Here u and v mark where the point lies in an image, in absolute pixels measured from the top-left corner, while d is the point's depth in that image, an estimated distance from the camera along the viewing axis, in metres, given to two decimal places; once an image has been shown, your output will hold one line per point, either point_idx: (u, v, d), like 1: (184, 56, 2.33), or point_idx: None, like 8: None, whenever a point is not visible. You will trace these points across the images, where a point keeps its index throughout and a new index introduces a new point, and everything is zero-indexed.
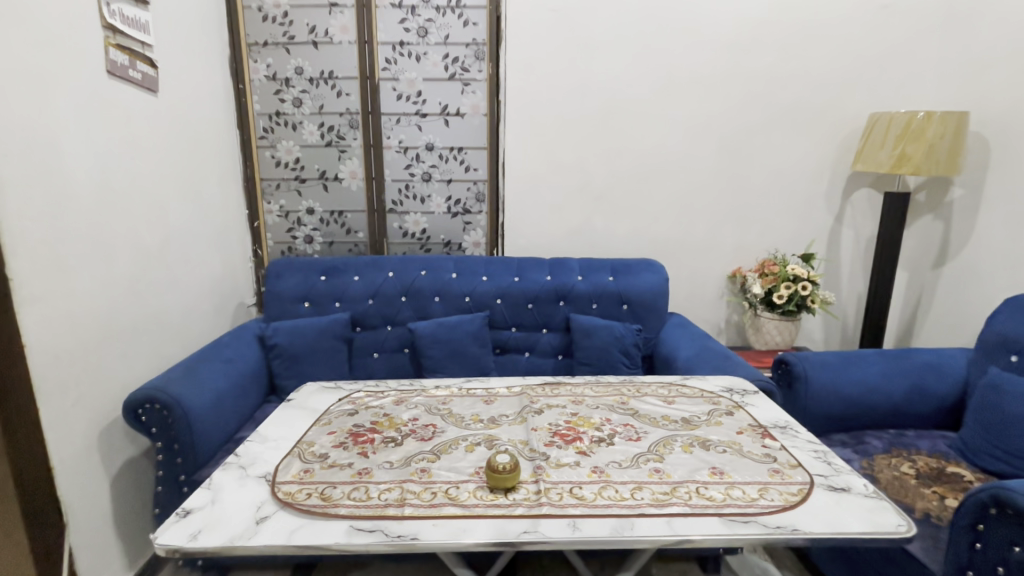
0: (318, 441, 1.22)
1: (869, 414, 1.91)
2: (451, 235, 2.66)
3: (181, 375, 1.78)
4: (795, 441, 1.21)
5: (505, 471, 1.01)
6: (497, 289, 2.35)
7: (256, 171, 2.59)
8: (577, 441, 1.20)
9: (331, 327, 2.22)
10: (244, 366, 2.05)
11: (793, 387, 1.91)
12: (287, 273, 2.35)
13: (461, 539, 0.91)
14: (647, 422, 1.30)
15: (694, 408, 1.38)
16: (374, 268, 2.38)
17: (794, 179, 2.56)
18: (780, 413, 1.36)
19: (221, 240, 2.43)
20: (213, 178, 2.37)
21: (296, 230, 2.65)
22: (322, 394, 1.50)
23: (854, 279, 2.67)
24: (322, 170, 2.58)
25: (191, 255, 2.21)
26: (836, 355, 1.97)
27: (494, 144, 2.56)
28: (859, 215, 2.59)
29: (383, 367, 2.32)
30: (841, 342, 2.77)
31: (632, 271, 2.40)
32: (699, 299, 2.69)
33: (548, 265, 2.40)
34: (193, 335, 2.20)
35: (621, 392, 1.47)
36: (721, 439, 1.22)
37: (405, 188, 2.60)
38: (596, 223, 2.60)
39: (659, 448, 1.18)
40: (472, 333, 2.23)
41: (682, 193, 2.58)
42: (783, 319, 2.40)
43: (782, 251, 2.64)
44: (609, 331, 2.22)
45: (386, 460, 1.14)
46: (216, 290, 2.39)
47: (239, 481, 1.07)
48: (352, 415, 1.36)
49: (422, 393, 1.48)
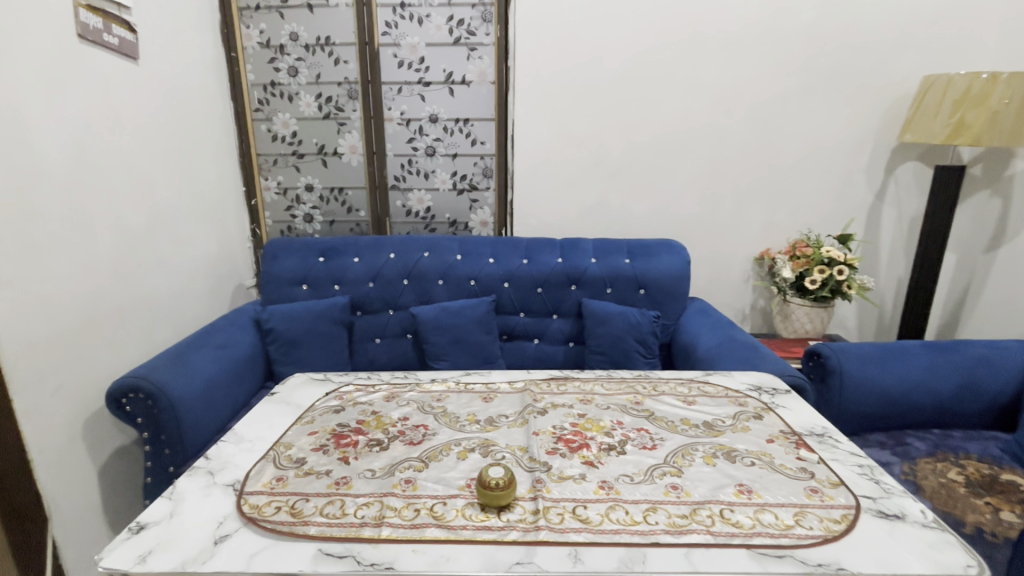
0: (296, 443, 1.11)
1: (911, 413, 1.73)
2: (457, 214, 2.51)
3: (168, 362, 1.69)
4: (835, 453, 1.05)
5: (498, 487, 0.88)
6: (504, 271, 2.20)
7: (253, 146, 2.46)
8: (584, 449, 1.07)
9: (328, 311, 2.10)
10: (239, 352, 1.95)
11: (826, 381, 1.74)
12: (284, 254, 2.24)
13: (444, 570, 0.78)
14: (663, 426, 1.15)
15: (717, 410, 1.23)
16: (375, 249, 2.25)
17: (832, 153, 2.33)
18: (816, 417, 1.20)
19: (215, 218, 2.33)
20: (205, 154, 2.25)
21: (295, 208, 2.53)
22: (309, 387, 1.39)
23: (894, 262, 2.45)
24: (320, 145, 2.44)
25: (183, 236, 2.11)
26: (876, 348, 1.78)
27: (503, 115, 2.38)
28: (903, 192, 2.36)
29: (385, 353, 2.21)
30: (878, 330, 2.56)
31: (651, 252, 2.22)
32: (723, 283, 2.51)
33: (560, 246, 2.25)
34: (187, 319, 2.11)
35: (635, 390, 1.33)
36: (748, 450, 1.06)
37: (409, 163, 2.45)
38: (612, 201, 2.42)
39: (676, 459, 1.03)
40: (477, 319, 2.09)
41: (707, 168, 2.37)
42: (816, 306, 2.20)
43: (815, 231, 2.43)
44: (625, 318, 2.06)
45: (368, 468, 1.02)
46: (211, 271, 2.29)
47: (203, 490, 0.96)
48: (337, 413, 1.24)
49: (415, 388, 1.35)
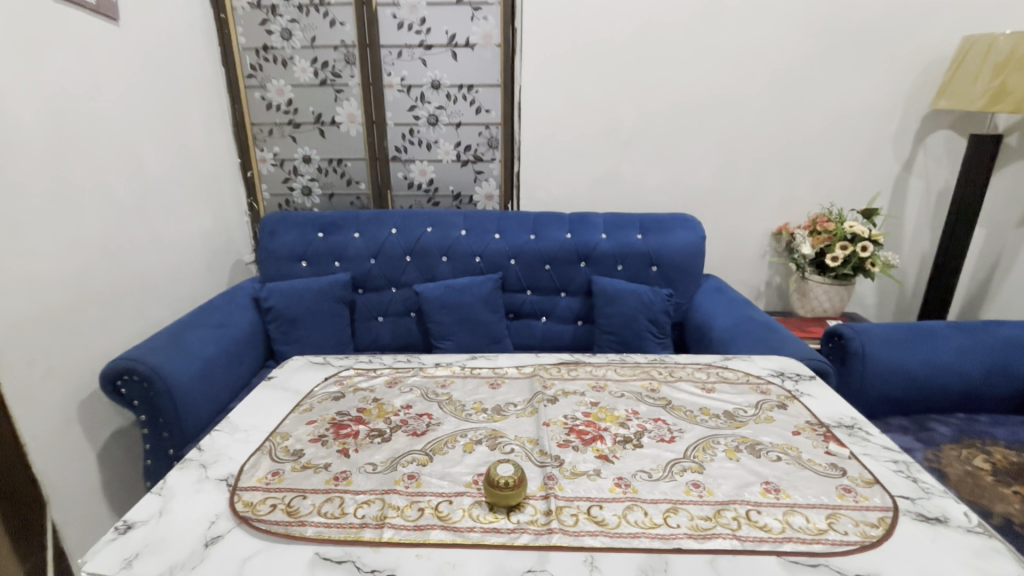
0: (293, 433, 1.05)
1: (935, 396, 1.67)
2: (461, 187, 2.41)
3: (164, 343, 1.63)
4: (867, 447, 0.99)
5: (507, 486, 0.82)
6: (510, 247, 2.11)
7: (246, 114, 2.35)
8: (598, 442, 1.00)
9: (329, 289, 2.03)
10: (237, 332, 1.89)
11: (847, 364, 1.67)
12: (283, 230, 2.15)
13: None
14: (681, 417, 1.09)
15: (738, 399, 1.16)
16: (376, 224, 2.16)
17: (858, 121, 2.19)
18: (844, 406, 1.13)
19: (210, 192, 2.23)
20: (196, 124, 2.14)
21: (293, 180, 2.43)
22: (308, 371, 1.33)
23: (919, 238, 2.33)
24: (317, 113, 2.32)
25: (176, 211, 2.03)
26: (900, 329, 1.70)
27: (509, 81, 2.24)
28: (932, 163, 2.22)
29: (388, 331, 2.15)
30: (898, 309, 2.47)
31: (664, 227, 2.12)
32: (738, 260, 2.41)
33: (569, 221, 2.15)
34: (183, 297, 2.04)
35: (650, 376, 1.26)
36: (773, 443, 1.00)
37: (410, 132, 2.33)
38: (624, 172, 2.30)
39: (697, 453, 0.97)
40: (483, 298, 2.02)
41: (725, 137, 2.24)
42: (836, 284, 2.11)
43: (838, 205, 2.31)
44: (636, 297, 1.98)
45: (369, 461, 0.96)
46: (208, 246, 2.21)
47: (194, 486, 0.91)
48: (337, 400, 1.18)
49: (419, 372, 1.29)
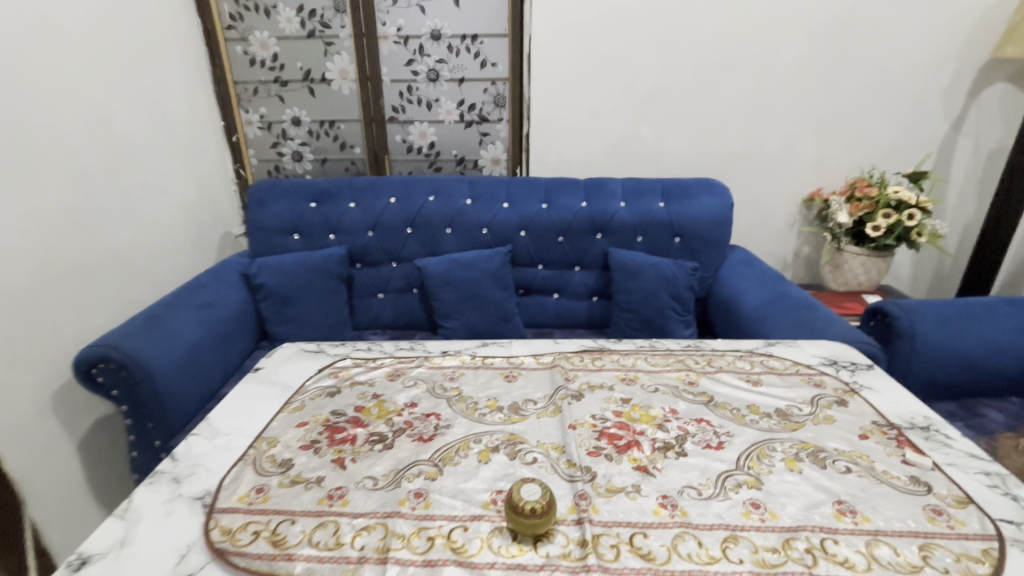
0: (282, 439, 0.91)
1: (988, 380, 1.52)
2: (465, 150, 2.20)
3: (143, 326, 1.49)
4: (950, 456, 0.85)
5: (535, 509, 0.69)
6: (520, 218, 1.94)
7: (227, 71, 2.13)
8: (634, 450, 0.86)
9: (324, 265, 1.87)
10: (225, 312, 1.74)
11: (892, 345, 1.52)
12: (272, 199, 1.97)
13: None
14: (727, 417, 0.94)
15: (789, 394, 1.01)
16: (373, 192, 1.98)
17: (907, 73, 1.97)
18: (913, 403, 0.99)
19: (191, 158, 2.04)
20: (171, 82, 1.93)
21: (282, 145, 2.23)
22: (299, 361, 1.18)
23: (963, 204, 2.14)
24: (305, 70, 2.10)
25: (153, 181, 1.84)
26: (952, 306, 1.54)
27: (517, 30, 2.01)
28: (986, 120, 2.01)
29: (389, 309, 2.00)
30: (934, 282, 2.30)
31: (689, 194, 1.94)
32: (765, 229, 2.23)
33: (584, 187, 1.97)
34: (167, 274, 1.88)
35: (685, 367, 1.11)
36: (839, 450, 0.86)
37: (408, 90, 2.11)
38: (643, 133, 2.09)
39: (751, 464, 0.83)
40: (491, 273, 1.85)
41: (757, 93, 2.02)
42: (875, 255, 1.94)
43: (879, 168, 2.11)
44: (658, 271, 1.81)
45: (368, 475, 0.83)
46: (192, 219, 2.04)
47: (164, 508, 0.78)
48: (331, 396, 1.04)
49: (424, 363, 1.14)
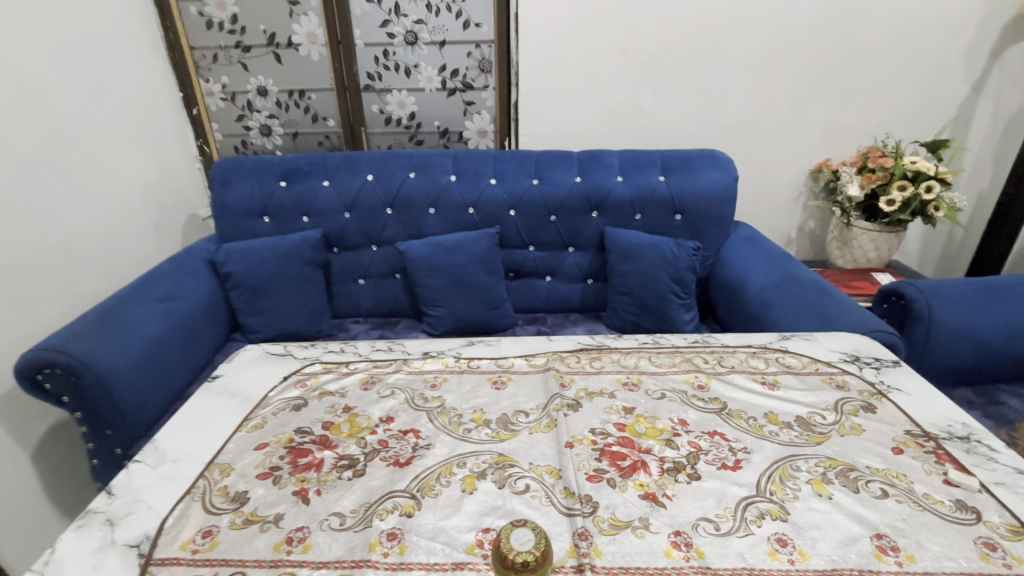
0: (237, 466, 0.80)
1: (1008, 365, 1.43)
2: (449, 121, 2.03)
3: (94, 325, 1.34)
4: (997, 473, 0.75)
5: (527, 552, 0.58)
6: (509, 195, 1.79)
7: (181, 35, 1.91)
8: (640, 473, 0.76)
9: (297, 250, 1.72)
10: (190, 304, 1.60)
11: (907, 329, 1.41)
12: (238, 178, 1.80)
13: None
14: (743, 429, 0.84)
15: (811, 398, 0.90)
16: (349, 169, 1.82)
17: (928, 31, 1.81)
18: (946, 407, 0.89)
19: (147, 133, 1.85)
20: (117, 48, 1.73)
21: (248, 117, 2.04)
22: (263, 367, 1.06)
23: (978, 174, 2.01)
24: (269, 33, 1.90)
25: (102, 160, 1.66)
26: (971, 286, 1.44)
27: None
28: (1008, 83, 1.86)
29: (371, 296, 1.87)
30: (943, 256, 2.19)
31: (691, 167, 1.80)
32: (770, 202, 2.09)
33: (578, 161, 1.82)
34: (125, 264, 1.73)
35: (694, 367, 1.00)
36: (872, 468, 0.76)
37: (384, 55, 1.92)
38: (642, 100, 1.93)
39: (774, 488, 0.73)
40: (478, 257, 1.72)
41: (765, 54, 1.85)
42: (887, 231, 1.82)
43: (893, 136, 1.97)
44: (658, 252, 1.68)
45: (335, 511, 0.72)
46: (152, 200, 1.87)
47: (94, 560, 0.66)
48: (297, 411, 0.92)
49: (402, 368, 1.02)
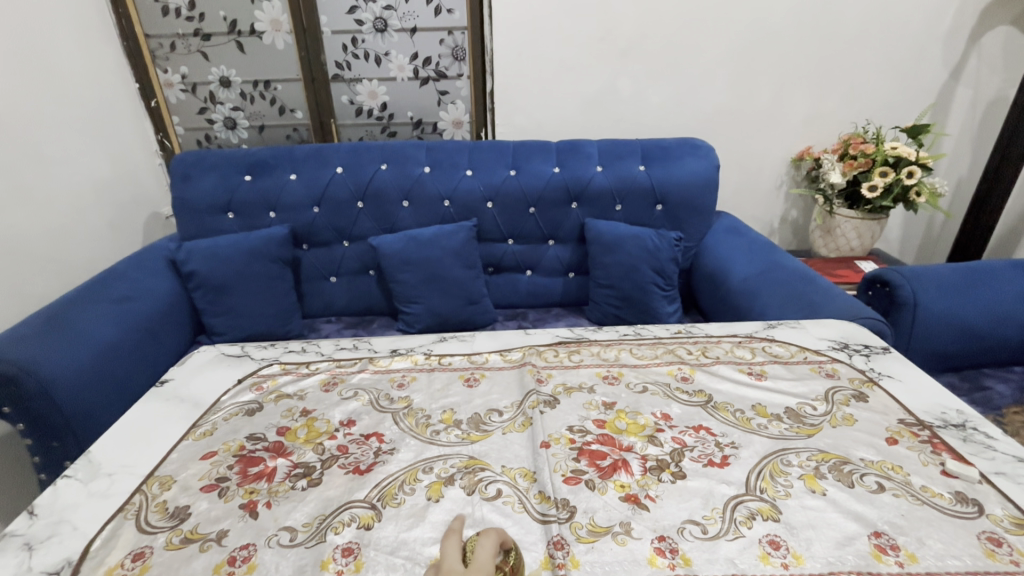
0: (180, 478, 0.73)
1: (993, 350, 1.41)
2: (422, 112, 1.96)
3: (39, 328, 1.24)
4: (996, 462, 0.71)
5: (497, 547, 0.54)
6: (486, 187, 1.73)
7: (136, 23, 1.81)
8: (620, 473, 0.70)
9: (263, 247, 1.63)
10: (149, 305, 1.50)
11: (892, 316, 1.38)
12: (199, 173, 1.71)
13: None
14: (731, 422, 0.79)
15: (800, 388, 0.86)
16: (317, 162, 1.73)
17: (907, 16, 1.79)
18: (938, 394, 0.85)
19: (100, 126, 1.74)
20: (64, 35, 1.62)
21: (211, 110, 1.94)
22: (217, 369, 0.98)
23: (957, 159, 2.01)
24: (230, 20, 1.81)
25: (49, 153, 1.55)
26: (955, 270, 1.41)
27: None
28: (986, 68, 1.85)
29: (344, 294, 1.79)
30: (924, 243, 2.19)
31: (671, 156, 1.75)
32: (752, 191, 2.06)
33: (556, 150, 1.76)
34: (77, 264, 1.62)
35: (677, 359, 0.95)
36: (867, 461, 0.71)
37: (352, 42, 1.84)
38: (621, 88, 1.88)
39: (764, 485, 0.68)
40: (454, 251, 1.65)
41: (745, 41, 1.81)
42: (870, 218, 1.80)
43: (874, 122, 1.95)
44: (639, 243, 1.63)
45: (286, 525, 0.65)
46: (108, 197, 1.76)
47: None
48: (251, 416, 0.85)
49: (367, 368, 0.95)
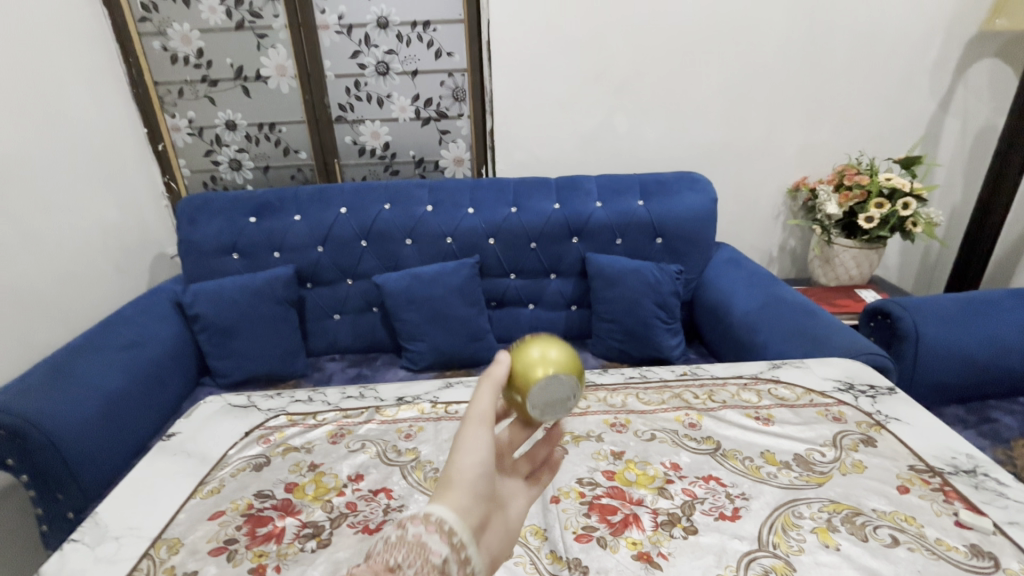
0: (188, 541, 0.72)
1: (998, 380, 1.41)
2: (424, 150, 2.00)
3: (46, 377, 1.24)
4: (1010, 511, 0.71)
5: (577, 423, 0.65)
6: (487, 224, 1.75)
7: (145, 71, 1.87)
8: (632, 529, 0.70)
9: (268, 287, 1.64)
10: (155, 349, 1.51)
11: (895, 348, 1.38)
12: (205, 215, 1.73)
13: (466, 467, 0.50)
14: (740, 471, 0.79)
15: (808, 433, 0.86)
16: (321, 203, 1.76)
17: (894, 51, 1.84)
18: (946, 438, 0.84)
19: (108, 170, 1.77)
20: (76, 86, 1.67)
21: (217, 152, 1.98)
22: (224, 420, 0.98)
23: (951, 187, 2.04)
24: (237, 66, 1.86)
25: (60, 201, 1.58)
26: (955, 301, 1.41)
27: (474, 15, 1.80)
28: (973, 99, 1.90)
29: (348, 332, 1.80)
30: (922, 269, 2.20)
31: (670, 190, 1.78)
32: (750, 221, 2.09)
33: (556, 187, 1.79)
34: (84, 309, 1.63)
35: (683, 404, 0.95)
36: (879, 512, 0.71)
37: (356, 85, 1.89)
38: (618, 124, 1.92)
39: (776, 540, 0.67)
40: (457, 288, 1.66)
41: (738, 77, 1.86)
42: (868, 248, 1.82)
43: (867, 153, 1.99)
44: (641, 277, 1.64)
45: None
46: (115, 240, 1.78)
47: None
48: (259, 471, 0.85)
49: (374, 418, 0.95)
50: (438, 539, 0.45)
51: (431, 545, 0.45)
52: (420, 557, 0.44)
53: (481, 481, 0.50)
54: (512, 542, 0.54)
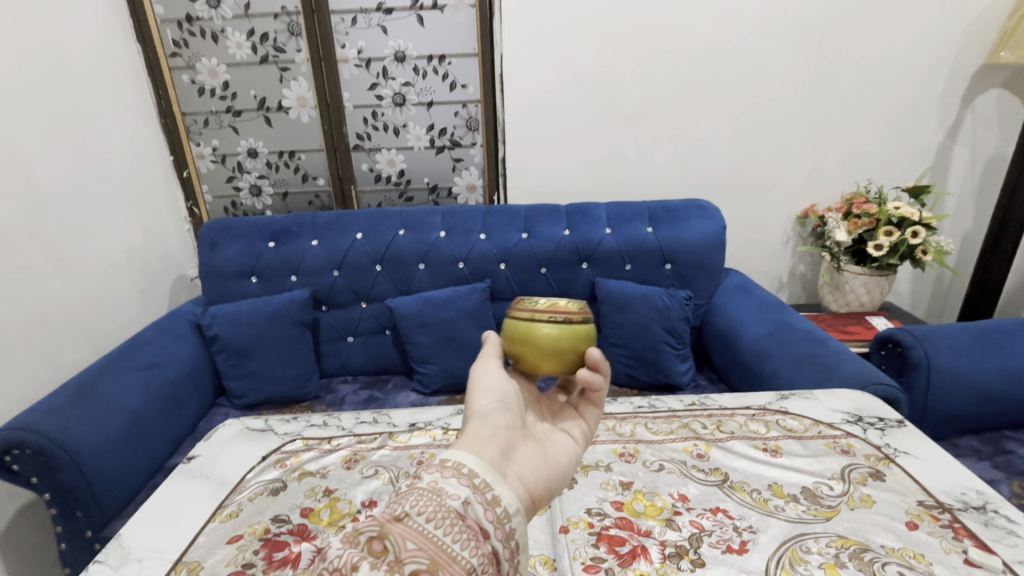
0: (206, 564, 0.74)
1: (1014, 411, 1.39)
2: (438, 177, 2.05)
3: (72, 396, 1.28)
4: (1020, 549, 0.71)
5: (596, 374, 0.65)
6: (499, 249, 1.78)
7: (174, 103, 1.96)
8: (639, 561, 0.71)
9: (285, 310, 1.68)
10: (175, 370, 1.55)
11: (906, 377, 1.38)
12: (226, 240, 1.79)
13: (479, 416, 0.60)
14: (747, 504, 0.79)
15: (816, 466, 0.87)
16: (337, 228, 1.81)
17: (900, 83, 1.87)
18: (956, 473, 0.84)
19: (135, 196, 1.85)
20: (108, 117, 1.76)
21: (238, 178, 2.05)
22: (242, 444, 1.01)
23: (961, 214, 2.04)
24: (260, 98, 1.94)
25: (89, 226, 1.65)
26: (969, 330, 1.40)
27: (487, 49, 1.87)
28: (981, 128, 1.91)
29: (361, 354, 1.83)
30: (934, 295, 2.19)
31: (678, 218, 1.81)
32: (759, 248, 2.10)
33: (566, 214, 1.83)
34: (108, 330, 1.68)
35: (691, 434, 0.96)
36: (887, 548, 0.71)
37: (373, 115, 1.96)
38: (628, 152, 1.96)
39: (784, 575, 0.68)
40: (468, 312, 1.69)
41: (745, 108, 1.90)
42: (878, 275, 1.82)
43: (875, 181, 2.01)
44: (650, 303, 1.66)
45: None
46: (139, 263, 1.84)
47: None
48: (276, 495, 0.87)
49: (387, 444, 0.98)
50: (455, 483, 0.50)
51: (449, 487, 0.50)
52: (435, 499, 0.48)
53: (497, 406, 0.61)
54: (551, 476, 0.59)
